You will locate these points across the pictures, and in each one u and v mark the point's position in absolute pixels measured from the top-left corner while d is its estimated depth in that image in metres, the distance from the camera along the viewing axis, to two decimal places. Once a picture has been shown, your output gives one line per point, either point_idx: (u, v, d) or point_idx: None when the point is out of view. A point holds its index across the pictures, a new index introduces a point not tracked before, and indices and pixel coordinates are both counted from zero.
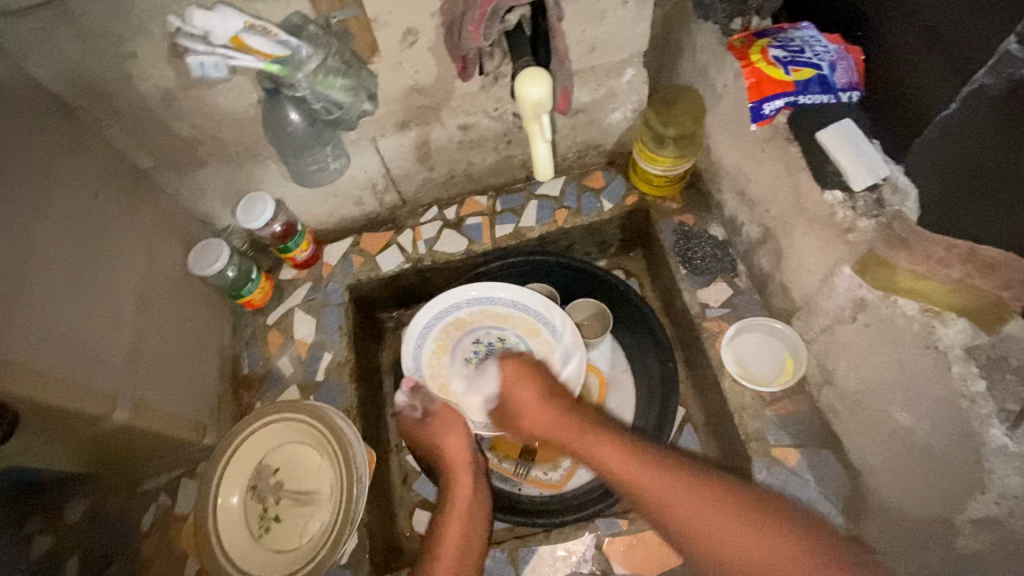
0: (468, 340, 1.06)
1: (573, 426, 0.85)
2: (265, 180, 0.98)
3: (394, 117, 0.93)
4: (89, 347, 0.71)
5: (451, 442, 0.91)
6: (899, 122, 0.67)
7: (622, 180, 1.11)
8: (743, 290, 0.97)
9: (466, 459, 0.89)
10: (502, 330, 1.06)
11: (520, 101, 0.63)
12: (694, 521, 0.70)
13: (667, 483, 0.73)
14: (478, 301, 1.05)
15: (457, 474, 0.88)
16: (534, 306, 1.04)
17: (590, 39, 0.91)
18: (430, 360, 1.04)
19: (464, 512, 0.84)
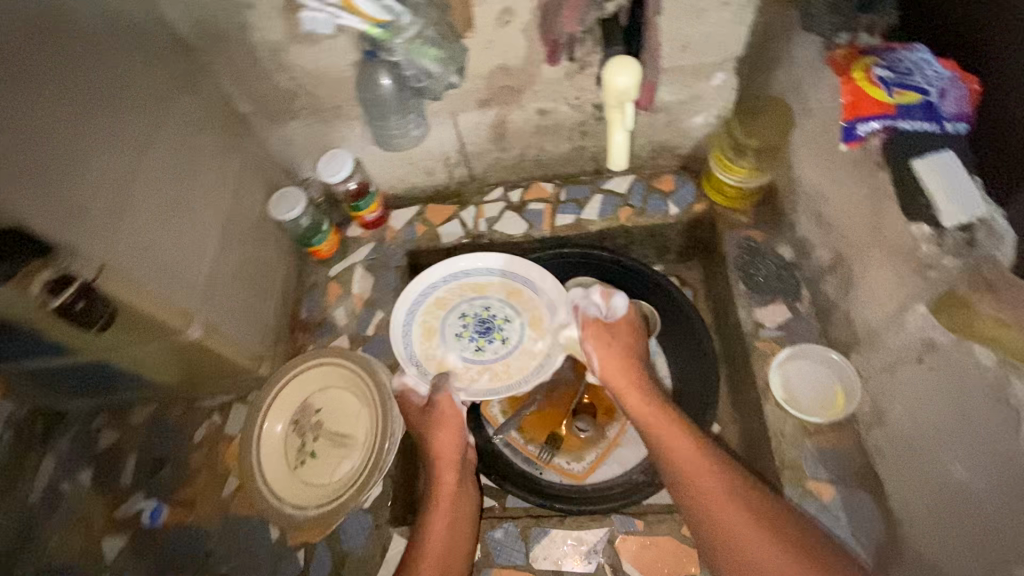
0: (452, 316, 1.01)
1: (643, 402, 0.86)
2: (348, 139, 1.03)
3: (477, 94, 0.95)
4: (179, 267, 0.78)
5: (438, 437, 0.87)
6: (1006, 161, 0.62)
7: (693, 186, 1.10)
8: (803, 315, 0.93)
9: (453, 457, 0.87)
10: (484, 298, 1.03)
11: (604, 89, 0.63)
12: (730, 526, 0.71)
13: (714, 488, 0.74)
14: (453, 278, 1.03)
15: (443, 470, 0.86)
16: (510, 266, 1.02)
17: (685, 37, 0.89)
18: (422, 343, 0.99)
19: (450, 509, 0.83)
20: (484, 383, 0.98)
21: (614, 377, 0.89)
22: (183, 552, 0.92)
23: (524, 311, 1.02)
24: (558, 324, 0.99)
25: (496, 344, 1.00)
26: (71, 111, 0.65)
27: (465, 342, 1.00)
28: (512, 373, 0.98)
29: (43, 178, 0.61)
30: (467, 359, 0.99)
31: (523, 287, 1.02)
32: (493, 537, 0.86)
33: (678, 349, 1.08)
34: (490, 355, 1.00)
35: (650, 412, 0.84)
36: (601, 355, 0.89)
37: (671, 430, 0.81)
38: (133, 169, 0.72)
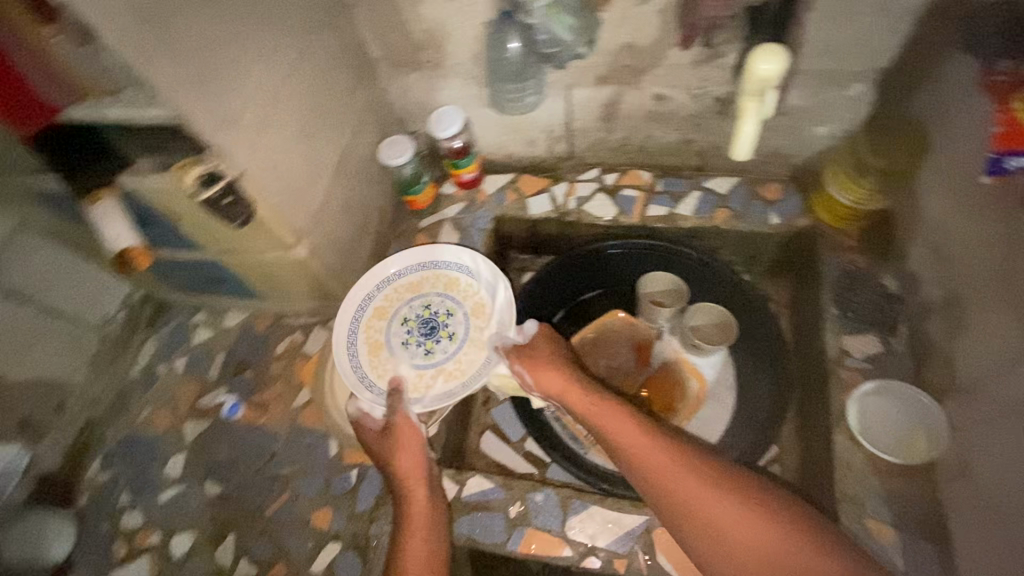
0: (395, 323, 0.97)
1: (585, 402, 0.83)
2: (462, 98, 1.07)
3: (597, 70, 0.96)
4: (303, 185, 0.86)
5: (400, 457, 0.85)
6: None
7: (798, 200, 1.05)
8: (896, 350, 0.89)
9: (419, 473, 0.85)
10: (422, 298, 0.99)
11: (748, 75, 0.63)
12: (731, 535, 0.66)
13: (704, 496, 0.69)
14: (389, 284, 1.00)
15: (410, 488, 0.83)
16: (440, 260, 1.01)
17: (827, 42, 0.85)
18: (370, 360, 0.94)
19: (425, 522, 0.81)
20: (439, 387, 0.93)
21: (555, 384, 0.86)
22: (252, 447, 1.01)
23: (463, 302, 0.99)
24: (500, 307, 0.96)
25: (444, 343, 0.96)
26: (242, 25, 0.72)
27: (412, 348, 0.95)
28: (464, 368, 0.94)
29: (214, 80, 0.68)
30: (418, 365, 0.94)
31: (458, 276, 1.00)
32: (533, 499, 0.88)
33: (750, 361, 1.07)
34: (440, 355, 0.95)
35: (602, 416, 0.80)
36: (535, 370, 0.87)
37: (629, 435, 0.77)
38: (279, 90, 0.79)
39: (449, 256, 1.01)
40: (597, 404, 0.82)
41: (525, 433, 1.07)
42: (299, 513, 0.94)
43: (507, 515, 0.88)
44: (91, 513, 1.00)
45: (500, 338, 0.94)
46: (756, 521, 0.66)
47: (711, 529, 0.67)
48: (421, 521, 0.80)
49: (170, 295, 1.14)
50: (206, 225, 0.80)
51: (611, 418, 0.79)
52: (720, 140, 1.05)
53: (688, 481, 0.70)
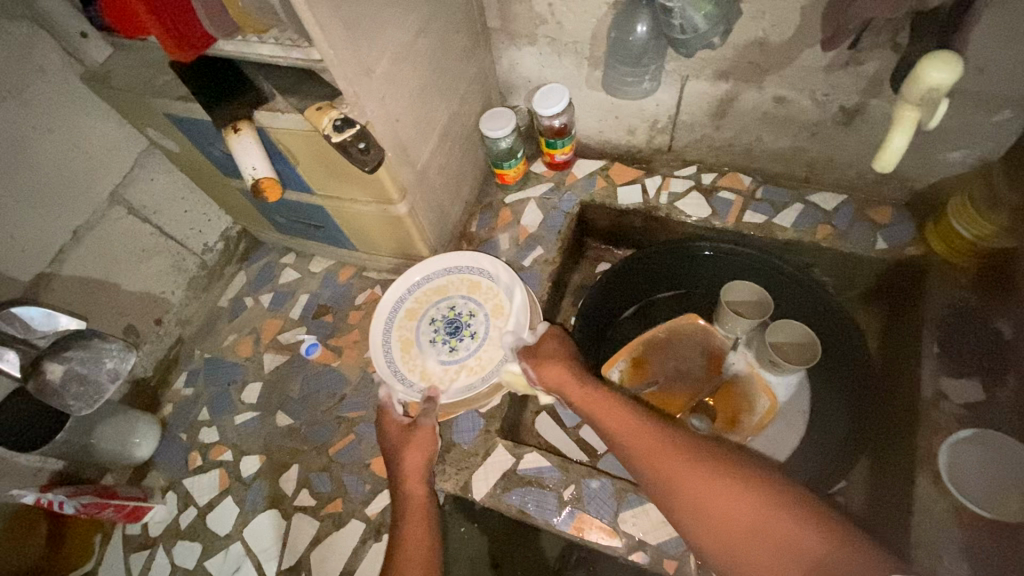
0: (423, 323, 1.03)
1: (581, 390, 0.82)
2: (571, 78, 1.06)
3: (720, 64, 0.93)
4: (415, 145, 0.89)
5: (405, 454, 0.85)
6: None
7: (910, 227, 1.00)
8: (1000, 401, 0.82)
9: (420, 472, 0.84)
10: (448, 300, 1.04)
11: (915, 82, 0.62)
12: (724, 516, 0.64)
13: (697, 478, 0.67)
14: (417, 287, 1.05)
15: (409, 486, 0.83)
16: (462, 263, 1.05)
17: (984, 60, 0.79)
18: (401, 356, 1.00)
19: (421, 522, 0.78)
20: (463, 380, 0.98)
21: (554, 373, 0.86)
22: (323, 386, 1.06)
23: (484, 304, 1.03)
24: (517, 309, 1.00)
25: (466, 341, 1.01)
26: None
27: (439, 346, 1.01)
28: (485, 365, 0.98)
29: (362, 31, 0.71)
30: (443, 360, 1.00)
31: (481, 279, 1.05)
32: (588, 485, 0.89)
33: (828, 387, 1.04)
34: (463, 352, 1.00)
35: (597, 405, 0.80)
36: (536, 363, 0.88)
37: (622, 422, 0.76)
38: (409, 49, 0.81)
39: (474, 260, 1.05)
40: (592, 394, 0.81)
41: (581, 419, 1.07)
42: (361, 457, 0.98)
43: (560, 496, 0.89)
44: (173, 423, 1.08)
45: (515, 338, 0.95)
46: (754, 500, 0.64)
47: (707, 510, 0.65)
48: (420, 515, 0.79)
49: (265, 234, 1.21)
50: (320, 165, 0.84)
51: (607, 407, 0.79)
52: (835, 153, 1.00)
53: (680, 465, 0.69)
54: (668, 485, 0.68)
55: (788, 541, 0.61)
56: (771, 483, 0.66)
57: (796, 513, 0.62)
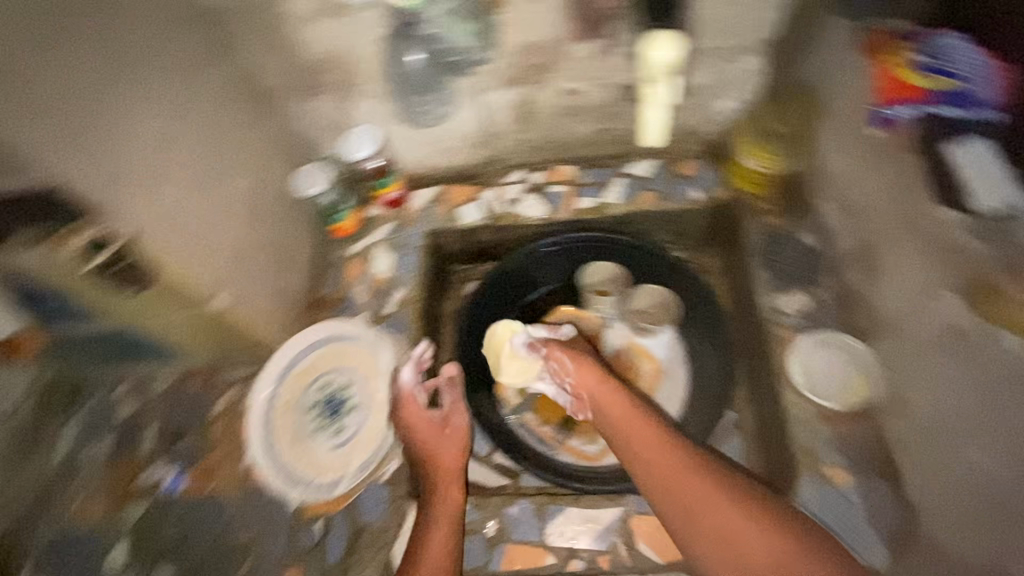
0: (301, 413, 0.93)
1: (614, 400, 0.85)
2: (373, 116, 1.04)
3: (505, 73, 0.96)
4: (204, 237, 0.81)
5: (441, 448, 0.91)
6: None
7: (715, 173, 1.10)
8: (825, 302, 0.93)
9: (451, 467, 0.89)
10: (319, 379, 0.95)
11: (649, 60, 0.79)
12: (716, 525, 0.72)
13: (701, 492, 0.75)
14: (281, 377, 0.93)
15: (441, 482, 0.87)
16: (322, 337, 0.96)
17: (715, 18, 0.89)
18: (289, 457, 0.90)
19: (450, 515, 0.84)
20: (360, 457, 0.93)
21: (586, 380, 0.89)
22: None
23: (358, 371, 0.98)
24: (390, 367, 0.98)
25: (352, 415, 0.96)
26: (111, 80, 0.67)
27: (326, 430, 0.93)
28: (377, 433, 0.95)
29: (85, 139, 0.64)
30: (335, 444, 0.93)
31: (346, 346, 0.98)
32: (509, 514, 0.87)
33: (700, 337, 1.07)
34: (352, 427, 0.95)
35: (624, 415, 0.84)
36: (566, 366, 0.92)
37: (649, 437, 0.80)
38: (162, 139, 0.74)
39: (332, 329, 0.97)
40: (620, 404, 0.85)
41: (491, 446, 1.03)
42: None
43: (485, 537, 0.86)
44: None
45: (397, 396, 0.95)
46: (745, 516, 0.72)
47: (697, 516, 0.74)
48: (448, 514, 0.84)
49: None
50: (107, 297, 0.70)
51: (632, 421, 0.83)
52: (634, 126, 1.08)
53: (694, 478, 0.76)
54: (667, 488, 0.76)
55: (765, 558, 0.69)
56: (766, 504, 0.73)
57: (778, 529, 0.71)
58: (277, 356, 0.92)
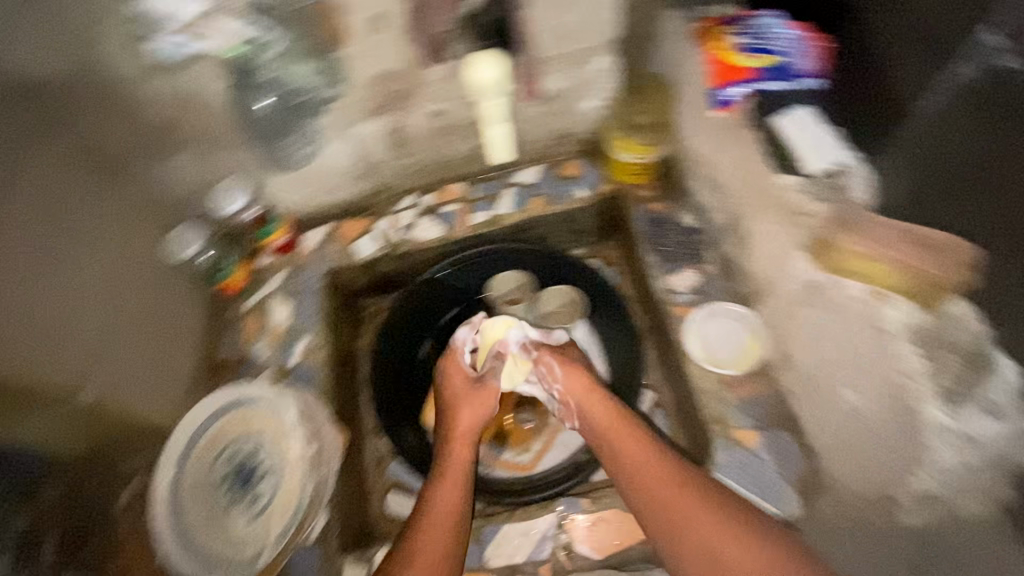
0: (213, 489, 0.88)
1: (605, 413, 0.84)
2: (243, 165, 1.00)
3: (366, 103, 0.95)
4: (56, 329, 0.75)
5: (462, 412, 0.89)
6: (855, 109, 0.66)
7: (597, 169, 1.13)
8: (711, 275, 0.97)
9: (471, 434, 0.87)
10: (227, 449, 0.90)
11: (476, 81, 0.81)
12: (687, 532, 0.70)
13: (683, 500, 0.72)
14: (185, 457, 0.87)
15: (454, 445, 0.86)
16: (224, 404, 0.92)
17: (558, 25, 0.92)
18: (202, 539, 0.84)
19: (459, 480, 0.81)
20: (281, 522, 0.87)
21: (578, 385, 0.88)
22: None
23: (267, 432, 0.92)
24: (299, 420, 0.93)
25: (268, 478, 0.89)
26: None
27: (242, 501, 0.88)
28: (296, 492, 0.89)
29: None
30: (253, 513, 0.87)
31: (250, 409, 0.93)
32: None
33: (613, 329, 1.10)
34: (269, 491, 0.89)
35: (613, 429, 0.82)
36: (554, 371, 0.90)
37: (633, 447, 0.79)
38: None
39: (237, 394, 0.93)
40: (609, 415, 0.83)
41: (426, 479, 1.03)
42: None
43: None
44: None
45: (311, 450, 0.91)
46: (729, 528, 0.69)
47: (680, 527, 0.71)
48: (458, 475, 0.82)
49: None
50: None
51: (619, 430, 0.81)
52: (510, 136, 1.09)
53: (676, 486, 0.73)
54: (647, 496, 0.74)
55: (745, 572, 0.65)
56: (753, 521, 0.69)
57: (763, 544, 0.67)
58: (176, 434, 0.88)
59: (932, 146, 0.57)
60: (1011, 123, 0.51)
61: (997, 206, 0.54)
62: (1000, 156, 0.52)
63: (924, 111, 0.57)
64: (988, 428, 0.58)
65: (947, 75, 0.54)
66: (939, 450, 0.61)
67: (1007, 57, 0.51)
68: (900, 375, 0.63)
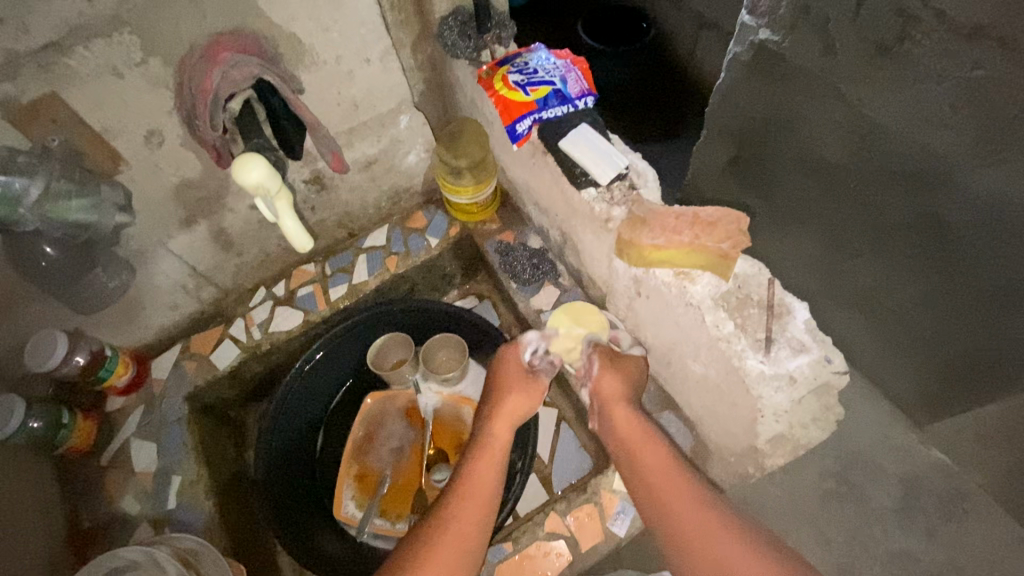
0: None
1: (637, 421, 0.77)
2: (49, 314, 0.89)
3: (176, 216, 0.90)
4: None
5: (511, 393, 0.82)
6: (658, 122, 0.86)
7: (442, 215, 1.15)
8: (568, 287, 1.02)
9: (514, 418, 0.81)
10: None
11: (246, 183, 0.72)
12: (681, 529, 0.66)
13: (688, 509, 0.67)
14: None
15: (498, 425, 0.79)
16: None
17: (351, 96, 0.93)
18: None
19: (496, 463, 0.75)
20: None
21: (613, 389, 0.80)
22: None
23: None
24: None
25: None
26: None
27: None
28: None
29: None
30: None
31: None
32: None
33: None
34: None
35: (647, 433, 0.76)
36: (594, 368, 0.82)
37: (659, 450, 0.73)
38: None
39: (110, 565, 0.77)
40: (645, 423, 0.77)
41: None
42: None
43: None
44: None
45: None
46: (733, 536, 0.64)
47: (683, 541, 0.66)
48: (497, 455, 0.76)
49: None
50: None
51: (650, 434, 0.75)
52: (345, 207, 1.09)
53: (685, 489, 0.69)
54: (658, 506, 0.69)
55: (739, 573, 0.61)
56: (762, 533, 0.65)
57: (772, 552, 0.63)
58: None
59: (741, 115, 0.72)
60: (789, 83, 0.64)
61: (795, 159, 0.70)
62: (785, 114, 0.67)
63: (724, 85, 0.71)
64: (801, 364, 0.66)
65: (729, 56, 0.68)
66: (768, 396, 0.66)
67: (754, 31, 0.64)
68: (719, 342, 0.68)
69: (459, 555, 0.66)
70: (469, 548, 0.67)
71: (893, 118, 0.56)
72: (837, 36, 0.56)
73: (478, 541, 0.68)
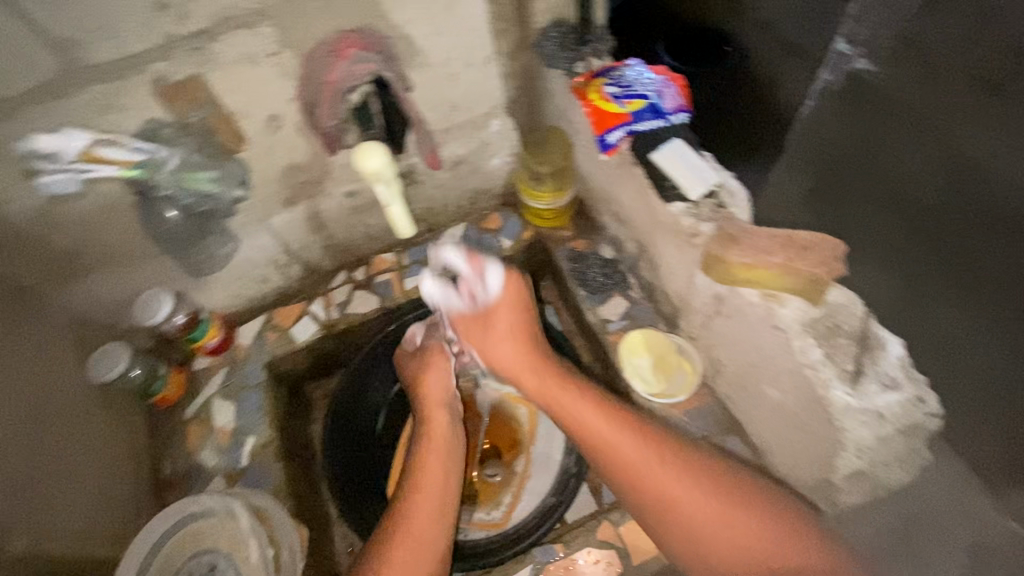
0: None
1: (564, 395, 0.85)
2: (162, 274, 0.97)
3: (279, 196, 0.97)
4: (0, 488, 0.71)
5: (431, 379, 0.95)
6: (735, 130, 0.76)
7: (516, 219, 1.17)
8: (638, 300, 1.02)
9: (442, 399, 0.94)
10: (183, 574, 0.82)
11: (365, 170, 0.77)
12: (700, 535, 0.73)
13: (729, 532, 0.71)
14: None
15: (433, 412, 0.93)
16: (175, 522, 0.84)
17: (450, 99, 0.97)
18: None
19: (441, 447, 0.88)
20: None
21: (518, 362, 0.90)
22: None
23: (219, 546, 0.84)
24: (248, 527, 0.84)
25: None
26: None
27: None
28: None
29: None
30: None
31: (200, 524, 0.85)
32: None
33: None
34: None
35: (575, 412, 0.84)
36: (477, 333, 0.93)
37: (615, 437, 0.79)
38: None
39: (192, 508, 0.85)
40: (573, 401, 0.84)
41: None
42: None
43: None
44: None
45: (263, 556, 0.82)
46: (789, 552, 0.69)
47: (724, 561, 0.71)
48: (439, 441, 0.89)
49: None
50: None
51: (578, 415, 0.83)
52: (427, 202, 1.14)
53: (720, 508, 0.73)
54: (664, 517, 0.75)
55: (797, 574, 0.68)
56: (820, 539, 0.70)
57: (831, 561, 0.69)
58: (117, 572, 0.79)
59: (826, 147, 0.66)
60: (875, 104, 0.59)
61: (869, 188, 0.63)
62: (870, 141, 0.61)
63: (804, 116, 0.66)
64: (889, 402, 0.67)
65: (815, 84, 0.64)
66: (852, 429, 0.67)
67: (857, 62, 0.59)
68: (804, 368, 0.69)
69: (427, 545, 0.78)
70: (432, 541, 0.78)
71: (992, 152, 0.52)
72: (939, 62, 0.53)
73: (439, 529, 0.80)
